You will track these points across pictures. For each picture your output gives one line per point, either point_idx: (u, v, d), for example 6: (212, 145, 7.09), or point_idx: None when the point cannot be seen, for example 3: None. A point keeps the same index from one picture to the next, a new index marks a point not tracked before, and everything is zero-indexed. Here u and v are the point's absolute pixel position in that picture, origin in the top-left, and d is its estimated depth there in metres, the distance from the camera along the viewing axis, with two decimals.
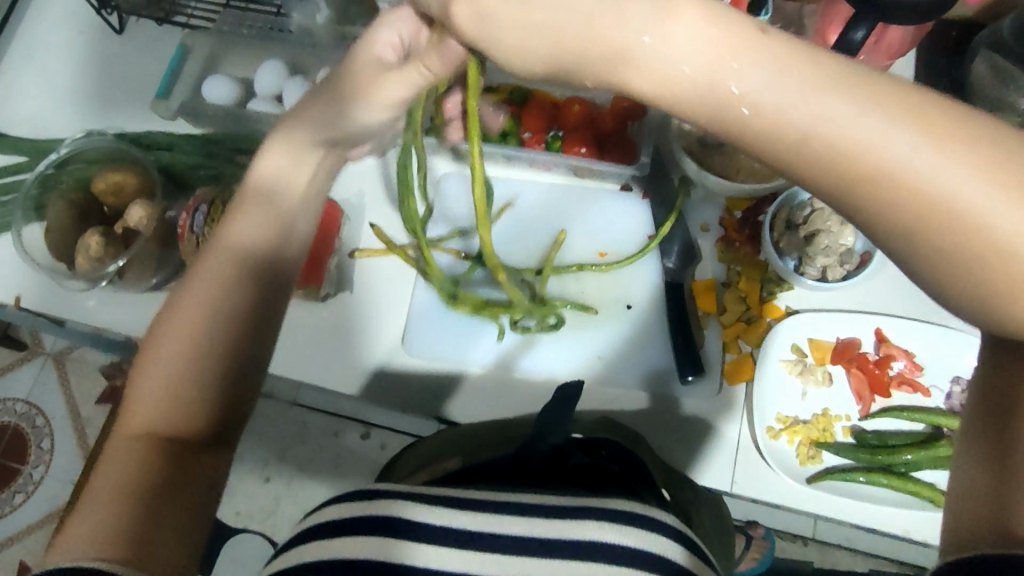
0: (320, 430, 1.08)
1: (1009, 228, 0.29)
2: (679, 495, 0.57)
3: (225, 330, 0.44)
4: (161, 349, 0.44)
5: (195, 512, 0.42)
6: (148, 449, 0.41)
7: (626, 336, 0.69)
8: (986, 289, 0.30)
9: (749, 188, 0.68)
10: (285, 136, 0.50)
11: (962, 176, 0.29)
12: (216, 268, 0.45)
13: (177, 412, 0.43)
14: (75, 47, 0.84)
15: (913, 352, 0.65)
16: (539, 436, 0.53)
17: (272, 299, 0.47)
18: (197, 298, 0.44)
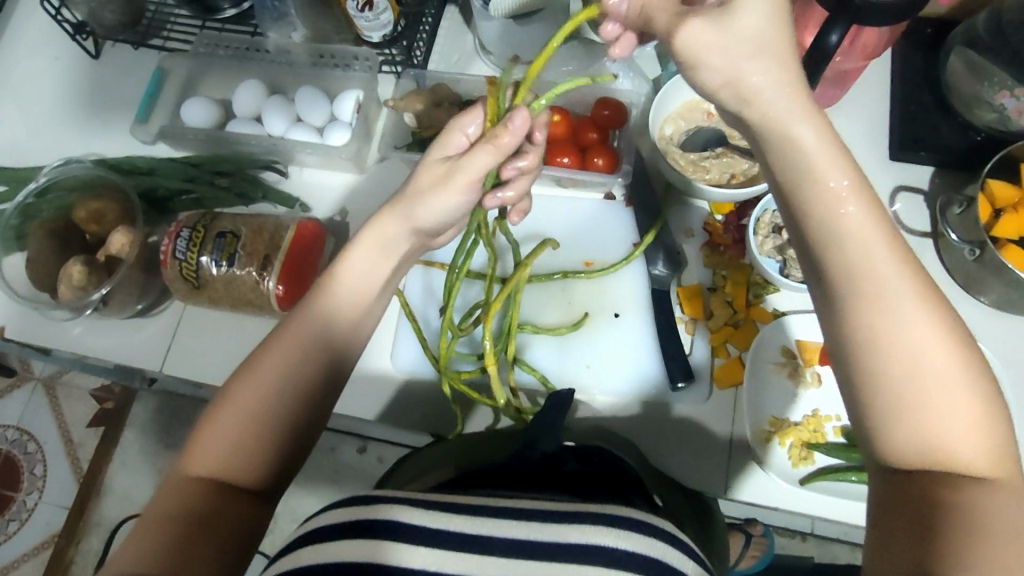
0: (315, 445, 1.07)
1: (936, 390, 0.38)
2: (671, 499, 0.57)
3: (297, 395, 0.46)
4: (235, 398, 0.45)
5: (230, 555, 0.42)
6: (209, 492, 0.43)
7: (617, 344, 0.69)
8: (906, 419, 0.38)
9: (733, 193, 0.67)
10: (380, 224, 0.50)
11: (928, 341, 0.38)
12: (300, 334, 0.47)
13: (241, 462, 0.44)
14: (52, 73, 0.83)
15: None
16: (531, 443, 0.53)
17: (342, 371, 0.49)
18: (278, 361, 0.46)
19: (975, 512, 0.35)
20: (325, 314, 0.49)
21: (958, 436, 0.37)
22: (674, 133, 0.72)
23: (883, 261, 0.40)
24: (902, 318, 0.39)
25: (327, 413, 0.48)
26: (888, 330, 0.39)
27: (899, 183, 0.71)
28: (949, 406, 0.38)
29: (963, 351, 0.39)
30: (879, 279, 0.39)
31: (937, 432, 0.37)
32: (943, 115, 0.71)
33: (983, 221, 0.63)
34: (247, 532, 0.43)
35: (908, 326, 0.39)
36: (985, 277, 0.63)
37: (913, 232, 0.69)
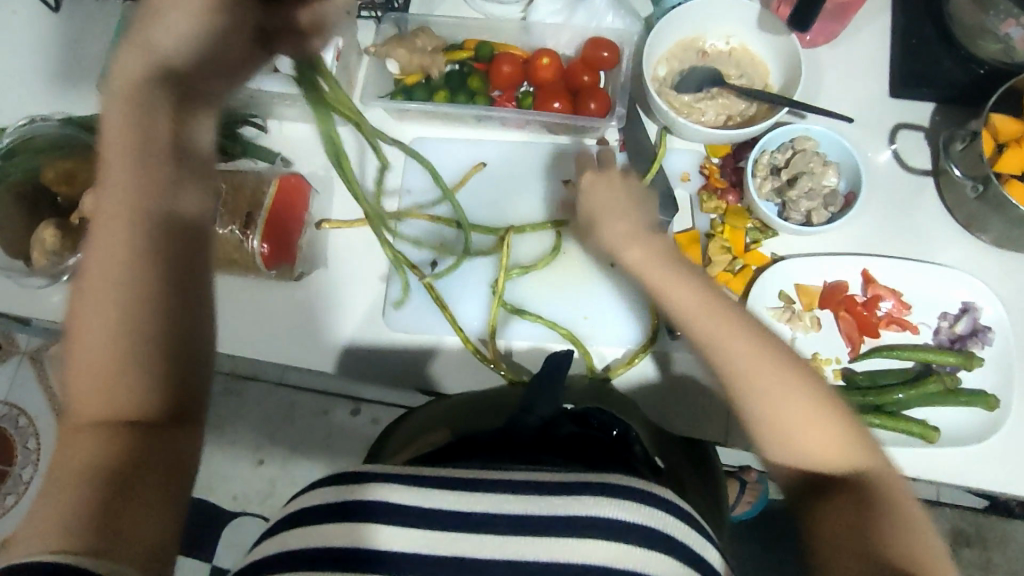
0: (309, 410, 1.06)
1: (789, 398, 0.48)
2: (670, 459, 0.57)
3: (141, 303, 0.43)
4: (86, 332, 0.43)
5: (162, 484, 0.42)
6: (107, 436, 0.42)
7: (609, 299, 0.67)
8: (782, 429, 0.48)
9: (733, 136, 0.65)
10: (120, 86, 0.44)
11: (754, 357, 0.50)
12: (111, 241, 0.43)
13: (125, 396, 0.43)
14: (6, 28, 0.78)
15: (900, 291, 0.64)
16: (528, 407, 0.51)
17: (185, 254, 0.45)
18: (102, 279, 0.43)
19: (873, 500, 0.46)
20: (121, 194, 0.43)
21: (828, 444, 0.48)
22: (667, 73, 0.69)
23: (709, 313, 0.53)
24: (745, 358, 0.50)
25: (193, 291, 0.45)
26: (747, 377, 0.50)
27: (899, 120, 0.69)
28: (813, 420, 0.48)
29: (803, 375, 0.50)
30: (716, 331, 0.52)
31: (810, 448, 0.48)
32: (944, 49, 0.69)
33: (986, 155, 0.61)
34: (171, 463, 0.43)
35: (737, 349, 0.51)
36: (986, 214, 0.62)
37: (914, 170, 0.67)
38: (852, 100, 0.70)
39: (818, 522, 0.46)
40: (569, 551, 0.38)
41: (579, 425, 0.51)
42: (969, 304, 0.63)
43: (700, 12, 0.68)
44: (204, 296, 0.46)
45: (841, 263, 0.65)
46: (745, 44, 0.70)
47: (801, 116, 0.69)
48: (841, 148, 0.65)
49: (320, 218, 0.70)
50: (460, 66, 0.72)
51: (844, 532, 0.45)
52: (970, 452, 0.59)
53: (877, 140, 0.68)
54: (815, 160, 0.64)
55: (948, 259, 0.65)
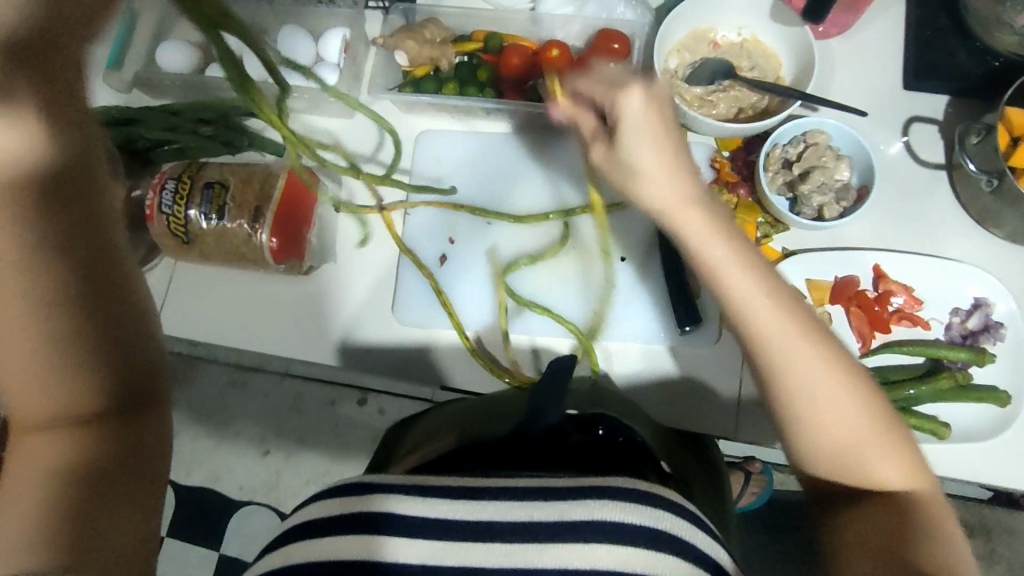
0: (315, 400, 1.07)
1: (835, 394, 0.44)
2: (678, 460, 0.56)
3: (59, 312, 0.40)
4: (5, 340, 0.40)
5: (128, 487, 0.43)
6: (59, 439, 0.41)
7: (618, 295, 0.67)
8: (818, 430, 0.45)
9: (744, 130, 0.64)
10: None
11: (807, 348, 0.45)
12: (2, 246, 0.38)
13: (66, 400, 0.41)
14: None
15: (912, 286, 0.64)
16: (536, 413, 0.48)
17: (89, 248, 0.41)
18: (8, 285, 0.38)
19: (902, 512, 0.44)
20: (4, 189, 0.38)
21: (868, 450, 0.45)
22: (678, 65, 0.69)
23: (769, 317, 0.45)
24: (795, 363, 0.45)
25: (115, 279, 0.42)
26: (791, 380, 0.45)
27: (913, 113, 0.68)
28: (858, 423, 0.45)
29: (856, 377, 0.45)
30: (776, 337, 0.45)
31: (847, 453, 0.45)
32: (959, 40, 0.68)
33: (1001, 149, 0.61)
34: (133, 452, 0.43)
35: (787, 336, 0.45)
36: (1000, 209, 0.62)
37: (926, 164, 0.67)
38: (864, 92, 0.69)
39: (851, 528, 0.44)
40: (580, 558, 0.38)
41: (586, 431, 0.50)
42: (981, 300, 0.63)
43: (711, 4, 0.68)
44: (127, 286, 0.42)
45: (853, 257, 0.64)
46: (756, 35, 0.69)
47: (813, 109, 0.69)
48: (854, 141, 0.64)
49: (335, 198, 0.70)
50: (469, 57, 0.72)
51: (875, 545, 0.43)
52: (980, 448, 0.59)
53: (889, 133, 0.68)
54: (828, 154, 0.63)
55: (961, 254, 0.65)
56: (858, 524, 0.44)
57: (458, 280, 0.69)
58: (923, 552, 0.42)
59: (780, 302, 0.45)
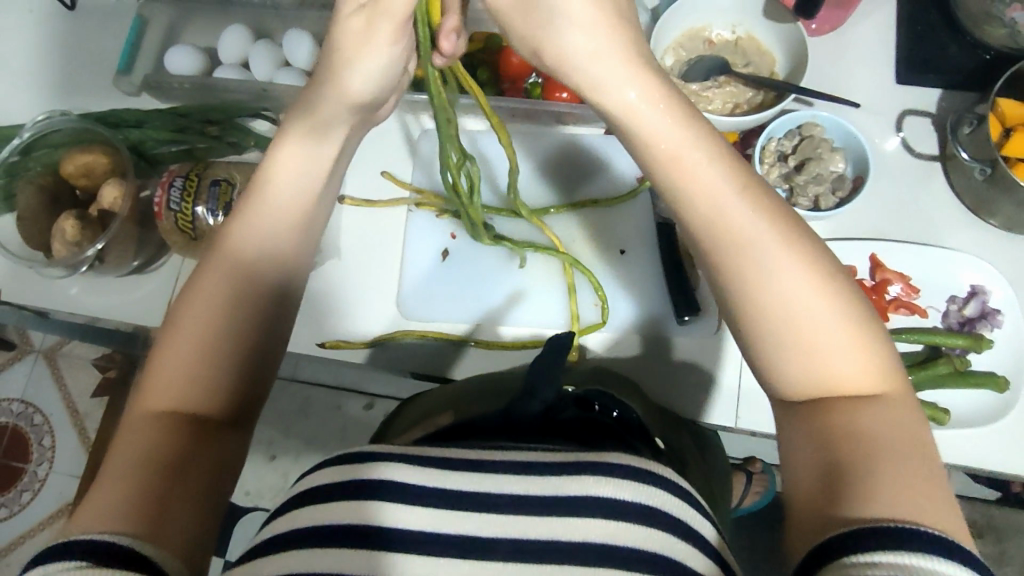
0: (321, 404, 1.08)
1: (788, 282, 0.39)
2: (676, 442, 0.56)
3: (246, 319, 0.45)
4: (177, 337, 0.44)
5: (214, 491, 0.42)
6: (166, 427, 0.42)
7: (620, 286, 0.68)
8: (775, 327, 0.39)
9: (740, 124, 0.66)
10: (303, 125, 0.49)
11: (753, 221, 0.40)
12: (223, 268, 0.46)
13: (194, 396, 0.43)
14: (22, 26, 0.79)
15: (908, 275, 0.64)
16: (530, 391, 0.49)
17: (286, 289, 0.48)
18: (212, 293, 0.45)
19: (875, 435, 0.36)
20: (257, 228, 0.47)
21: (833, 361, 0.39)
22: (674, 63, 0.70)
23: (734, 208, 0.41)
24: (762, 258, 0.40)
25: (281, 319, 0.48)
26: (758, 276, 0.40)
27: (906, 107, 0.69)
28: (825, 321, 0.39)
29: (824, 273, 0.39)
30: (746, 231, 0.40)
31: (814, 367, 0.39)
32: (949, 35, 0.69)
33: (993, 139, 0.62)
34: (223, 461, 0.43)
35: (734, 212, 0.40)
36: (994, 197, 0.62)
37: (921, 156, 0.68)
38: (859, 87, 0.70)
39: (806, 456, 0.38)
40: (571, 532, 0.38)
41: (581, 408, 0.50)
42: (978, 287, 0.63)
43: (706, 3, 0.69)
44: (286, 326, 0.48)
45: (850, 248, 0.65)
46: (751, 33, 0.71)
47: (807, 103, 0.70)
48: (848, 133, 0.65)
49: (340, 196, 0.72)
50: (470, 58, 0.73)
51: (827, 474, 0.36)
52: (980, 433, 0.59)
53: (884, 127, 0.69)
54: (823, 145, 0.65)
55: (957, 244, 0.66)
56: (807, 453, 0.38)
57: (480, 273, 0.70)
58: (885, 483, 0.34)
59: (751, 199, 0.41)
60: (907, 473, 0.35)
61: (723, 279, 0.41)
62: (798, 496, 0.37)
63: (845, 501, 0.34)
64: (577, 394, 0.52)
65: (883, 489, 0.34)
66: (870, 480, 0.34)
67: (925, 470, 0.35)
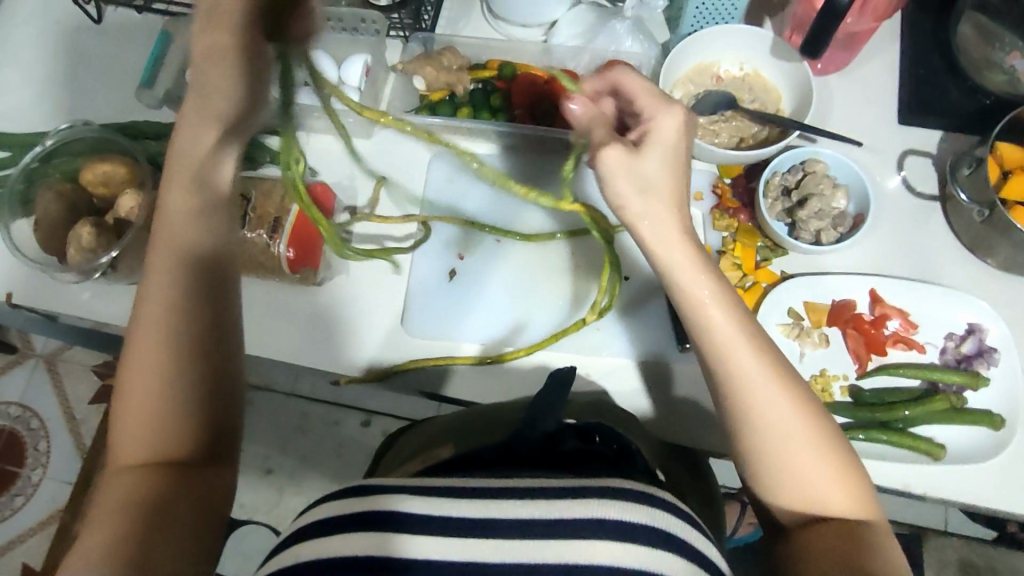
0: (319, 419, 1.09)
1: (764, 387, 0.45)
2: (674, 471, 0.58)
3: (188, 336, 0.47)
4: (132, 371, 0.47)
5: (193, 514, 0.45)
6: (142, 468, 0.45)
7: (625, 319, 0.69)
8: (766, 427, 0.45)
9: (744, 157, 0.67)
10: (194, 126, 0.47)
11: (723, 325, 0.46)
12: (159, 287, 0.47)
13: (161, 432, 0.46)
14: (50, 36, 0.81)
15: (907, 310, 0.66)
16: (532, 420, 0.50)
17: (221, 286, 0.49)
18: (153, 316, 0.47)
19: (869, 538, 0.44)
20: (183, 238, 0.48)
21: (818, 478, 0.45)
22: (683, 95, 0.72)
23: (721, 317, 0.47)
24: (763, 389, 0.45)
25: (225, 325, 0.49)
26: (750, 398, 0.46)
27: (907, 146, 0.71)
28: (808, 430, 0.45)
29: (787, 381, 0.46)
30: (745, 364, 0.46)
31: (802, 483, 0.45)
32: (951, 79, 0.71)
33: (992, 181, 0.63)
34: (198, 479, 0.46)
35: (715, 323, 0.47)
36: (992, 238, 0.64)
37: (921, 195, 0.69)
38: (861, 124, 0.72)
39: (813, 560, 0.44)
40: (576, 553, 0.39)
41: (582, 440, 0.51)
42: (975, 325, 0.64)
43: (716, 39, 0.71)
44: (231, 331, 0.50)
45: (851, 281, 0.66)
46: (758, 70, 0.73)
47: (811, 139, 0.72)
48: (851, 171, 0.67)
49: (351, 207, 0.74)
50: (484, 83, 0.75)
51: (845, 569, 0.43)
52: (976, 470, 0.60)
53: (885, 165, 0.70)
54: (825, 182, 0.66)
55: (955, 283, 0.67)
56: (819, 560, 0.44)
57: (480, 297, 0.71)
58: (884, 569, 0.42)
59: (734, 315, 0.47)
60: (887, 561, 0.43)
61: (728, 394, 0.47)
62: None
63: None
64: (577, 426, 0.52)
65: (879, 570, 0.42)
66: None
67: (887, 549, 0.44)
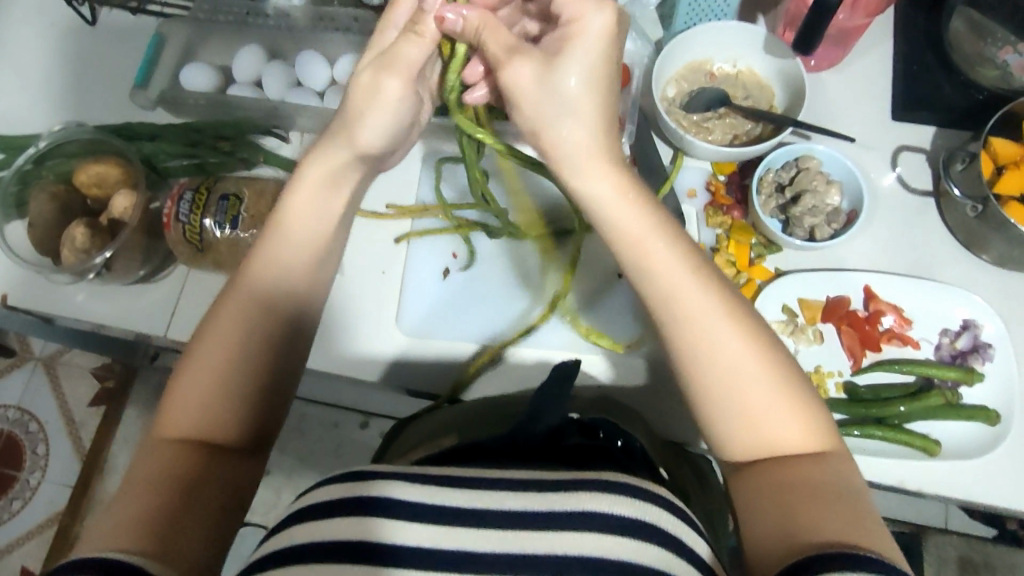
0: (318, 421, 1.08)
1: (703, 311, 0.44)
2: (676, 469, 0.57)
3: (264, 346, 0.46)
4: (196, 362, 0.45)
5: (222, 519, 0.43)
6: (185, 453, 0.43)
7: (621, 317, 0.69)
8: (700, 358, 0.44)
9: (738, 154, 0.67)
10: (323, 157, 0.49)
11: (661, 252, 0.45)
12: (245, 293, 0.47)
13: (215, 424, 0.45)
14: (44, 39, 0.81)
15: (902, 307, 0.65)
16: (536, 415, 0.50)
17: (305, 321, 0.49)
18: (231, 318, 0.46)
19: (812, 481, 0.41)
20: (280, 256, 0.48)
21: (777, 427, 0.43)
22: (676, 94, 0.72)
23: (656, 246, 0.45)
24: (706, 325, 0.43)
25: (299, 354, 0.49)
26: (694, 331, 0.44)
27: (901, 143, 0.71)
28: (750, 366, 0.43)
29: (738, 317, 0.44)
30: (693, 308, 0.44)
31: (755, 424, 0.43)
32: (945, 74, 0.71)
33: (986, 176, 0.63)
34: (235, 485, 0.44)
35: (654, 251, 0.45)
36: (987, 233, 0.64)
37: (915, 192, 0.69)
38: (855, 122, 0.72)
39: (755, 507, 0.42)
40: (566, 544, 0.39)
41: (586, 435, 0.50)
42: (970, 321, 0.64)
43: (709, 37, 0.71)
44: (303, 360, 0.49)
45: (846, 278, 0.66)
46: (751, 67, 0.73)
47: (805, 136, 0.72)
48: (844, 167, 0.67)
49: None
50: None
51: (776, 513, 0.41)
52: (972, 466, 0.60)
53: (880, 162, 0.70)
54: (818, 178, 0.66)
55: (951, 279, 0.67)
56: (761, 511, 0.42)
57: (481, 296, 0.70)
58: (826, 522, 0.39)
59: (679, 260, 0.45)
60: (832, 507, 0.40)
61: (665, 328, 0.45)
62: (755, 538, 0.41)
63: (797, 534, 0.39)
64: (582, 421, 0.52)
65: (823, 525, 0.39)
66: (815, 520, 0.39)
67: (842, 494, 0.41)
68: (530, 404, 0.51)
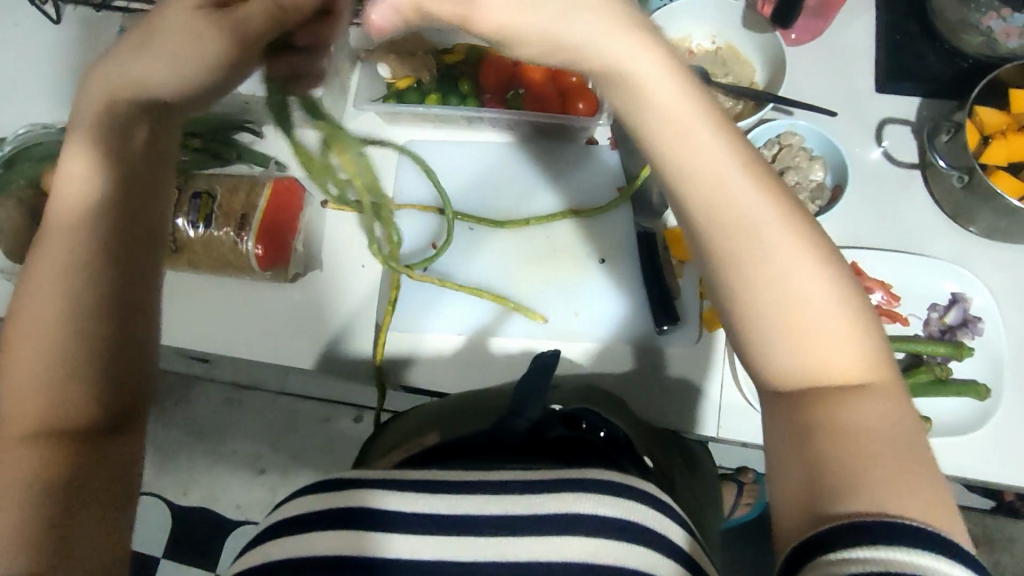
0: (311, 417, 1.07)
1: (748, 212, 0.38)
2: (663, 457, 0.56)
3: (92, 303, 0.41)
4: (20, 346, 0.40)
5: (110, 505, 0.39)
6: (42, 448, 0.39)
7: (606, 302, 0.68)
8: (746, 273, 0.38)
9: None
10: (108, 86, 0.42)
11: (708, 146, 0.39)
12: (54, 253, 0.41)
13: (62, 406, 0.40)
14: (12, 41, 0.79)
15: (889, 283, 0.64)
16: (517, 408, 0.48)
17: (141, 259, 0.44)
18: (43, 286, 0.41)
19: (855, 426, 0.35)
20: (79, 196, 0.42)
21: (831, 354, 0.37)
22: None
23: (702, 138, 0.39)
24: (753, 233, 0.38)
25: (146, 295, 0.44)
26: (740, 241, 0.38)
27: (885, 116, 0.69)
28: (805, 278, 0.38)
29: (793, 223, 0.38)
30: (741, 211, 0.38)
31: (803, 350, 0.38)
32: (929, 43, 0.70)
33: (971, 147, 0.62)
34: (114, 468, 0.40)
35: (700, 143, 0.39)
36: (973, 205, 0.62)
37: (901, 164, 0.68)
38: (839, 95, 0.70)
39: (786, 467, 0.36)
40: (551, 550, 0.38)
41: (568, 426, 0.50)
42: (958, 294, 0.63)
43: (686, 13, 0.70)
44: (152, 302, 0.44)
45: None
46: (731, 43, 0.71)
47: (787, 112, 0.70)
48: (827, 143, 0.65)
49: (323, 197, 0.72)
50: (451, 69, 0.73)
51: (807, 471, 0.35)
52: (962, 442, 0.59)
53: (865, 136, 0.69)
54: (801, 154, 0.65)
55: (939, 253, 0.65)
56: (793, 466, 0.36)
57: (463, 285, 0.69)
58: (869, 473, 0.34)
59: (728, 155, 0.39)
60: (874, 458, 0.34)
61: (709, 240, 0.39)
62: (783, 497, 0.36)
63: (827, 497, 0.34)
64: (564, 411, 0.51)
65: (873, 480, 0.33)
66: (856, 476, 0.34)
67: (890, 439, 0.35)
68: (513, 391, 0.50)
